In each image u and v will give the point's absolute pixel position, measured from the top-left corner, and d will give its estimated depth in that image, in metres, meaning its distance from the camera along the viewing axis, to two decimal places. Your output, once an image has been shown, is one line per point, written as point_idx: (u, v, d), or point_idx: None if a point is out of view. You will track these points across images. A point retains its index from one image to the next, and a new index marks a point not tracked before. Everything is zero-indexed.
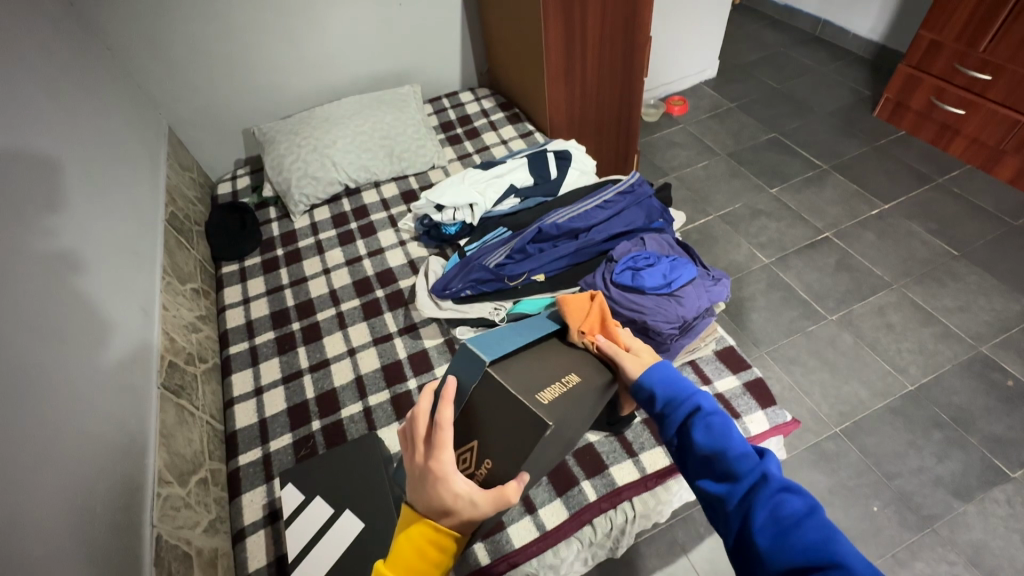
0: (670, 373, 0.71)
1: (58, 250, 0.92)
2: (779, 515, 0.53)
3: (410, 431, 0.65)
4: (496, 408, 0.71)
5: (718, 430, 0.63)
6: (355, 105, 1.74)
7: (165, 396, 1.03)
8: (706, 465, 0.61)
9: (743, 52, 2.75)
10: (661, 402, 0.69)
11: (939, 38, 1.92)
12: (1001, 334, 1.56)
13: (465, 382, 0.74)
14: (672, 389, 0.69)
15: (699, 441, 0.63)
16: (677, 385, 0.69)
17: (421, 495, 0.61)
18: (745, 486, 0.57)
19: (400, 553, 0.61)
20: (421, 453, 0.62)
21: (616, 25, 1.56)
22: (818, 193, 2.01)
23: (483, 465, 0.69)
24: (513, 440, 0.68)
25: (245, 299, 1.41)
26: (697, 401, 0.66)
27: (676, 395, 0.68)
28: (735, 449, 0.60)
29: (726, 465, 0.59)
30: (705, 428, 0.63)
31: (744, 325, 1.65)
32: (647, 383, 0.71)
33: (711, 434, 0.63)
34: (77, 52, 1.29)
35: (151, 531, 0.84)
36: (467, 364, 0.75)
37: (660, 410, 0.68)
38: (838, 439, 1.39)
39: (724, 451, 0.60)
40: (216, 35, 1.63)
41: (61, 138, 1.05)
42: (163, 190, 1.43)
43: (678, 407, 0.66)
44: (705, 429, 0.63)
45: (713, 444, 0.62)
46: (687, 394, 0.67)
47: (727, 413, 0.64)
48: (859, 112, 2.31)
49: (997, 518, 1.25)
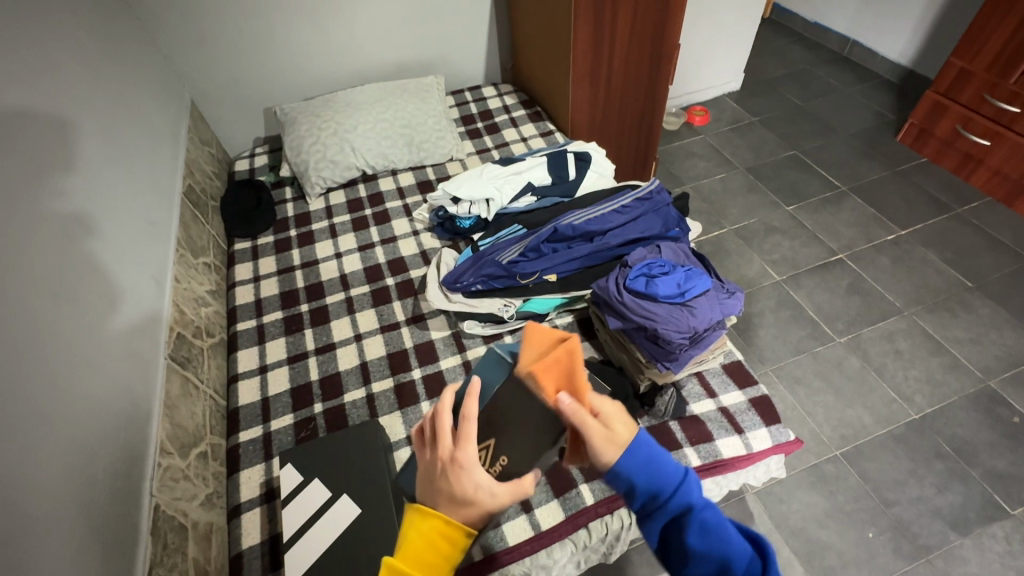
0: (654, 456, 0.61)
1: (74, 212, 0.91)
2: None
3: (429, 425, 0.64)
4: (517, 408, 0.70)
5: (715, 530, 0.59)
6: (378, 92, 1.74)
7: (172, 366, 1.04)
8: (703, 569, 0.59)
9: (769, 67, 2.73)
10: (642, 496, 0.61)
11: (970, 66, 1.90)
12: (1010, 369, 1.54)
13: (490, 384, 0.79)
14: (663, 476, 0.60)
15: (696, 546, 0.59)
16: (665, 471, 0.61)
17: (440, 489, 0.61)
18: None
19: (412, 544, 0.60)
20: (445, 445, 0.61)
21: (645, 28, 1.55)
22: (835, 214, 1.99)
23: (497, 462, 0.68)
24: (531, 435, 0.68)
25: (256, 277, 1.42)
26: (688, 498, 0.60)
27: (663, 488, 0.60)
28: (734, 553, 0.58)
29: (726, 572, 0.58)
30: (701, 532, 0.59)
31: (752, 341, 1.65)
32: (626, 474, 0.60)
33: (708, 537, 0.59)
34: (107, 20, 1.30)
35: (150, 501, 0.84)
36: (491, 366, 0.81)
37: (645, 504, 0.61)
38: (837, 462, 1.39)
39: (726, 556, 0.58)
40: (244, 12, 1.63)
41: (83, 101, 1.04)
42: (183, 162, 1.43)
43: (670, 506, 0.60)
44: (701, 533, 0.59)
45: (712, 551, 0.58)
46: (673, 491, 0.60)
47: (716, 506, 0.61)
48: (881, 135, 2.30)
49: (993, 553, 1.24)
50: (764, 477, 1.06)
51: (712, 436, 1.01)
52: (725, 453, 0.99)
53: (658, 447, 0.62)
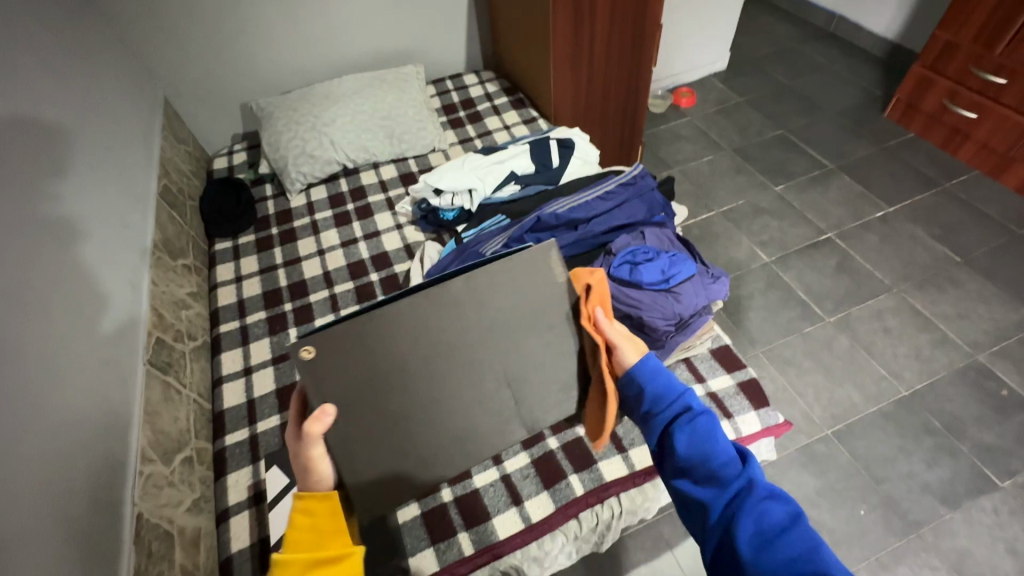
0: (659, 370, 0.75)
1: (43, 216, 0.89)
2: (763, 525, 0.57)
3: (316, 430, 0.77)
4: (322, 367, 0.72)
5: (701, 431, 0.67)
6: (358, 83, 1.70)
7: (152, 372, 1.02)
8: (687, 468, 0.65)
9: (754, 46, 2.70)
10: (648, 399, 0.73)
11: (955, 38, 1.88)
12: (998, 343, 1.55)
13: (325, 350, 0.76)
14: (674, 391, 0.72)
15: (680, 444, 0.67)
16: (668, 385, 0.73)
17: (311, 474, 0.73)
18: (729, 491, 0.61)
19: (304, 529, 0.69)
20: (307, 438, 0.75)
21: (627, 9, 1.51)
22: (823, 193, 1.99)
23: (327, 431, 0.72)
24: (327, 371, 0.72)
25: (237, 278, 1.39)
26: (683, 402, 0.70)
27: (666, 392, 0.72)
28: (720, 455, 0.64)
29: (710, 471, 0.63)
30: (690, 433, 0.67)
31: (741, 323, 1.65)
32: (637, 378, 0.74)
33: (695, 435, 0.67)
34: (74, 22, 1.26)
35: (133, 510, 0.82)
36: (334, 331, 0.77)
37: (647, 408, 0.72)
38: (828, 441, 1.39)
39: (709, 456, 0.64)
40: (214, 6, 1.58)
41: (50, 102, 1.02)
42: (157, 162, 1.40)
43: (666, 407, 0.71)
44: (688, 432, 0.67)
45: (698, 447, 0.66)
46: (673, 398, 0.71)
47: (712, 415, 0.69)
48: (868, 111, 2.28)
49: (982, 526, 1.25)
50: (754, 460, 1.07)
51: None
52: None
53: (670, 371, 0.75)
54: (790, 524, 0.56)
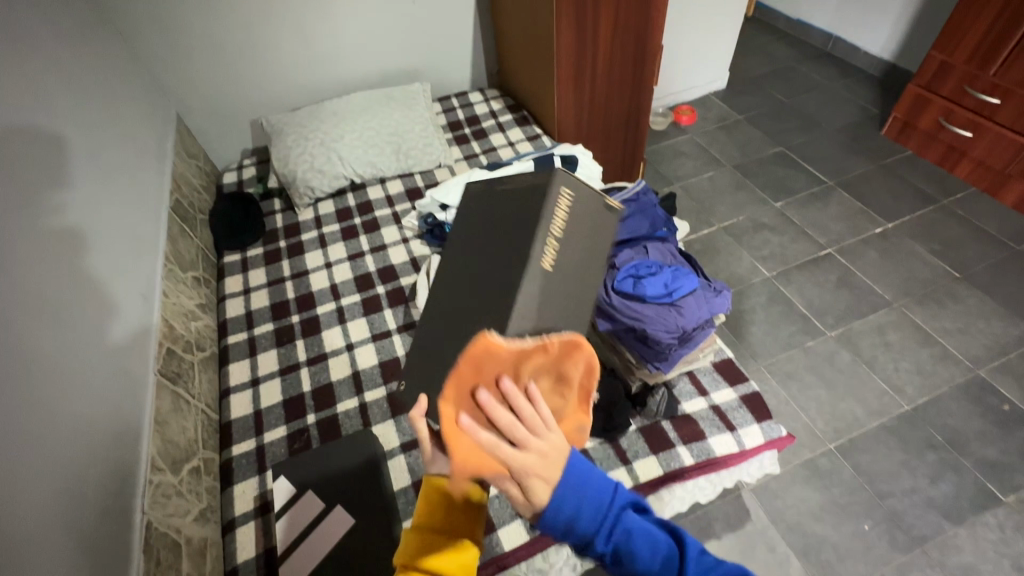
0: (580, 480, 0.57)
1: (60, 229, 0.91)
2: None
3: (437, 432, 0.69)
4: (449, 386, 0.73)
5: (629, 551, 0.58)
6: (365, 101, 1.74)
7: (162, 382, 1.03)
8: (634, 575, 0.61)
9: (753, 65, 2.75)
10: (572, 537, 0.58)
11: (949, 59, 1.92)
12: (999, 358, 1.56)
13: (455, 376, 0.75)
14: (592, 510, 0.57)
15: (618, 568, 0.60)
16: (589, 504, 0.57)
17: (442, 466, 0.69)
18: (690, 575, 0.60)
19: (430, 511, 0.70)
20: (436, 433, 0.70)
21: (628, 30, 1.56)
22: (823, 209, 2.01)
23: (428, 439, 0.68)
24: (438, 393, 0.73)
25: (245, 290, 1.41)
26: (607, 528, 0.58)
27: (589, 524, 0.57)
28: (660, 556, 0.60)
29: (658, 572, 0.60)
30: (627, 551, 0.58)
31: (743, 337, 1.66)
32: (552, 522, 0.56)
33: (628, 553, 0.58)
34: (92, 41, 1.30)
35: (142, 519, 0.83)
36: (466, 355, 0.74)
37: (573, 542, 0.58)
38: (831, 456, 1.39)
39: (651, 564, 0.59)
40: (227, 26, 1.63)
41: (69, 119, 1.05)
42: (169, 177, 1.43)
43: (594, 541, 0.57)
44: (627, 550, 0.58)
45: (637, 561, 0.58)
46: (593, 526, 0.57)
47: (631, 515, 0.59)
48: (866, 129, 2.32)
49: (987, 542, 1.25)
50: (757, 473, 1.07)
51: (704, 435, 1.02)
52: (717, 451, 1.00)
53: (587, 481, 0.57)
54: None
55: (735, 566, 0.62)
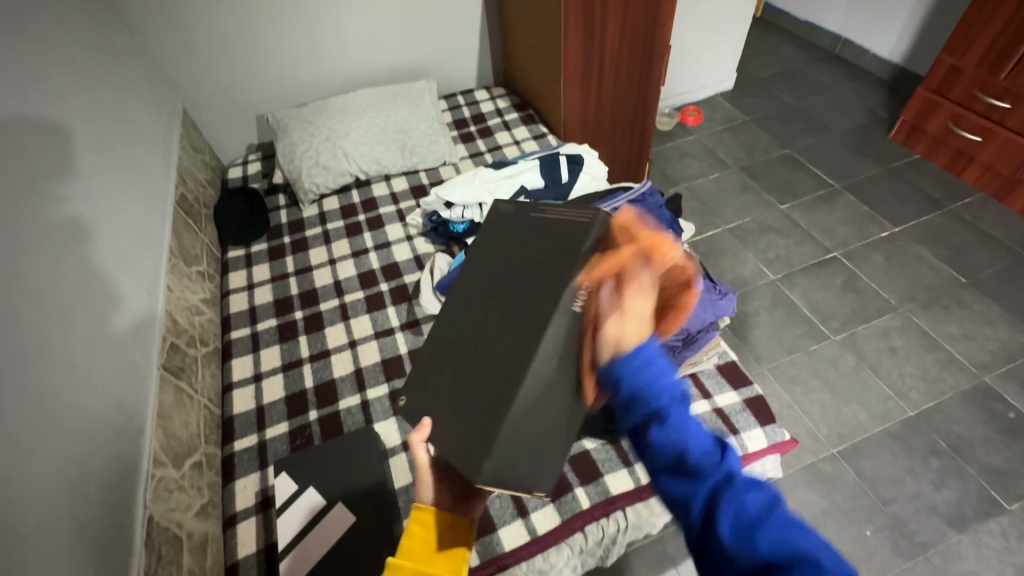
0: (653, 357, 0.61)
1: (63, 223, 0.91)
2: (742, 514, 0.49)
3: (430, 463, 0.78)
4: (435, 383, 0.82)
5: (676, 424, 0.56)
6: (371, 97, 1.74)
7: (165, 376, 1.03)
8: (664, 462, 0.55)
9: (760, 67, 2.74)
10: (625, 391, 0.60)
11: (959, 63, 1.91)
12: (1005, 365, 1.55)
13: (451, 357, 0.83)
14: (654, 382, 0.59)
15: (655, 438, 0.56)
16: (654, 369, 0.60)
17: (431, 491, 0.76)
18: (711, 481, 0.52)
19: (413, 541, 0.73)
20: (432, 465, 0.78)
21: (636, 29, 1.55)
22: (829, 212, 2.00)
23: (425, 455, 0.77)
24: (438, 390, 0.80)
25: (249, 285, 1.41)
26: (661, 397, 0.58)
27: (647, 385, 0.59)
28: (695, 446, 0.55)
29: (686, 463, 0.54)
30: (665, 432, 0.56)
31: (747, 340, 1.65)
32: (617, 368, 0.62)
33: (670, 429, 0.56)
34: (99, 34, 1.30)
35: (144, 513, 0.83)
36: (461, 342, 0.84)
37: (621, 402, 0.61)
38: (834, 460, 1.39)
39: (684, 451, 0.54)
40: (233, 20, 1.63)
41: (75, 111, 1.05)
42: (175, 171, 1.43)
43: (648, 399, 0.58)
44: (663, 428, 0.56)
45: (672, 443, 0.55)
46: (650, 390, 0.59)
47: (687, 402, 0.58)
48: (873, 132, 2.30)
49: (991, 549, 1.24)
50: (760, 477, 1.07)
51: None
52: None
53: (662, 354, 0.62)
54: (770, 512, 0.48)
55: (770, 493, 0.50)
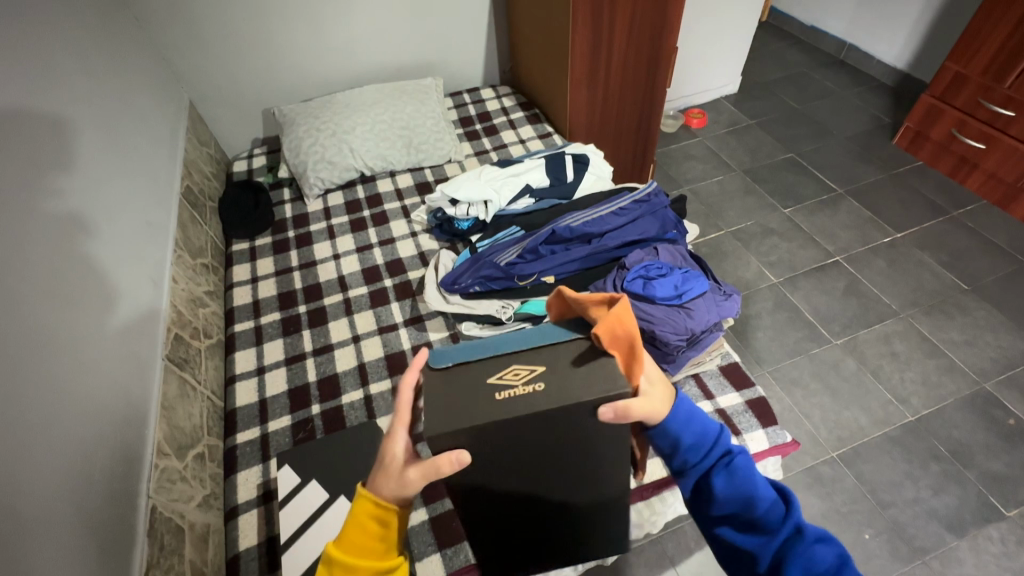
0: (694, 414, 0.64)
1: (68, 212, 0.90)
2: (812, 568, 0.55)
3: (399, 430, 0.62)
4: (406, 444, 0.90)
5: (743, 475, 0.61)
6: (377, 93, 1.74)
7: (169, 367, 1.03)
8: (728, 513, 0.61)
9: (765, 70, 2.74)
10: (685, 448, 0.62)
11: (964, 70, 1.91)
12: (1006, 371, 1.55)
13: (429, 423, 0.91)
14: (705, 436, 0.63)
15: (722, 490, 0.61)
16: (703, 427, 0.64)
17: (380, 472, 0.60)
18: (779, 540, 0.57)
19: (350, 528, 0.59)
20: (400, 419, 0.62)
21: (644, 30, 1.55)
22: (832, 217, 2.00)
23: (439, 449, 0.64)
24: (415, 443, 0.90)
25: (253, 278, 1.41)
26: (721, 448, 0.63)
27: (702, 440, 0.63)
28: (763, 498, 0.59)
29: (753, 518, 0.59)
30: (727, 479, 0.61)
31: (748, 342, 1.66)
32: (671, 428, 0.62)
33: (735, 481, 0.61)
34: (107, 25, 1.30)
35: (147, 503, 0.83)
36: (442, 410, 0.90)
37: (681, 463, 0.63)
38: (834, 463, 1.39)
39: (753, 500, 0.59)
40: (242, 15, 1.63)
41: (81, 101, 1.04)
42: (181, 163, 1.43)
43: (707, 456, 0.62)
44: (727, 476, 0.61)
45: (739, 494, 0.60)
46: (714, 440, 0.63)
47: (749, 455, 0.63)
48: (877, 138, 2.31)
49: (989, 555, 1.24)
50: None
51: None
52: None
53: (701, 408, 0.65)
54: (835, 563, 0.56)
55: (835, 546, 0.57)
